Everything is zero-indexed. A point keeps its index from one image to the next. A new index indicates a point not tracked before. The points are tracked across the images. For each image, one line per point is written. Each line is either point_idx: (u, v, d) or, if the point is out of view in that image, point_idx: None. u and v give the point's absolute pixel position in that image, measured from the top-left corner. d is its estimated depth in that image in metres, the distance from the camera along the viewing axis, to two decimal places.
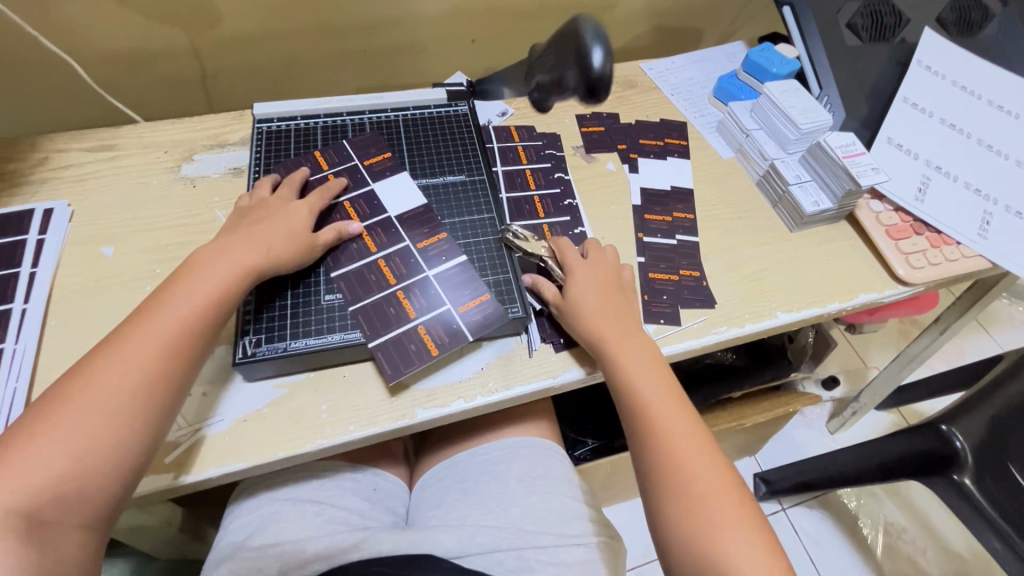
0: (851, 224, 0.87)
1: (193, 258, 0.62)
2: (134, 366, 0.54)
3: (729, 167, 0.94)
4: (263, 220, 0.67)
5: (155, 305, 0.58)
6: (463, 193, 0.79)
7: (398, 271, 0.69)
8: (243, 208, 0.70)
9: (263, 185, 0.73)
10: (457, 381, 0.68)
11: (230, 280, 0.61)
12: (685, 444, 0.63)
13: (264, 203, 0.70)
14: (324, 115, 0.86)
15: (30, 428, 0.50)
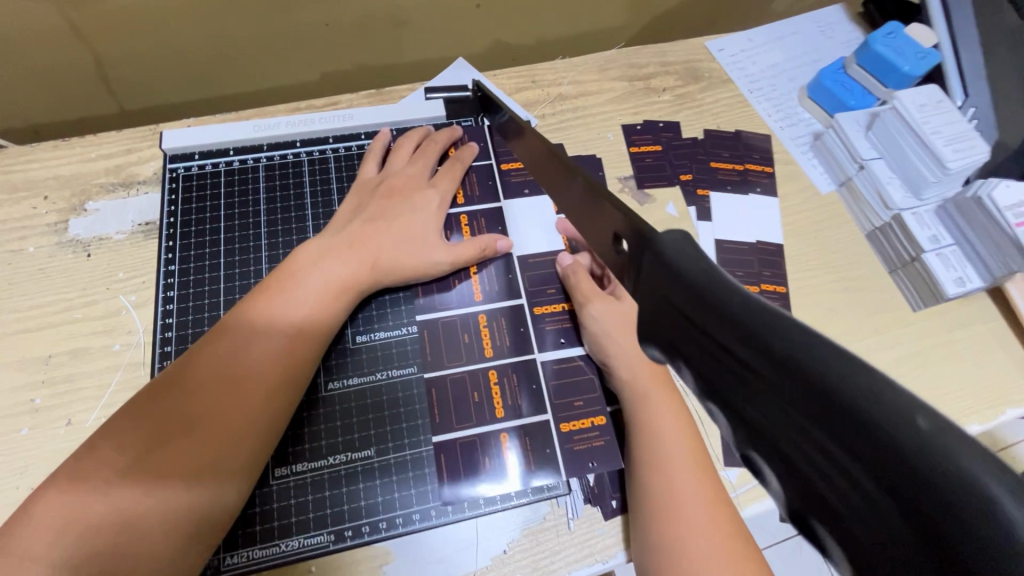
0: (996, 300, 0.64)
1: (294, 260, 0.49)
2: (225, 399, 0.42)
3: (830, 207, 0.70)
4: (387, 216, 0.53)
5: (238, 316, 0.46)
6: (486, 272, 0.55)
7: (497, 341, 0.54)
8: (371, 186, 0.56)
9: (376, 158, 0.58)
10: (467, 574, 0.48)
11: (332, 301, 0.48)
12: (705, 535, 0.43)
13: (392, 187, 0.55)
14: (268, 148, 0.59)
15: (102, 466, 0.38)
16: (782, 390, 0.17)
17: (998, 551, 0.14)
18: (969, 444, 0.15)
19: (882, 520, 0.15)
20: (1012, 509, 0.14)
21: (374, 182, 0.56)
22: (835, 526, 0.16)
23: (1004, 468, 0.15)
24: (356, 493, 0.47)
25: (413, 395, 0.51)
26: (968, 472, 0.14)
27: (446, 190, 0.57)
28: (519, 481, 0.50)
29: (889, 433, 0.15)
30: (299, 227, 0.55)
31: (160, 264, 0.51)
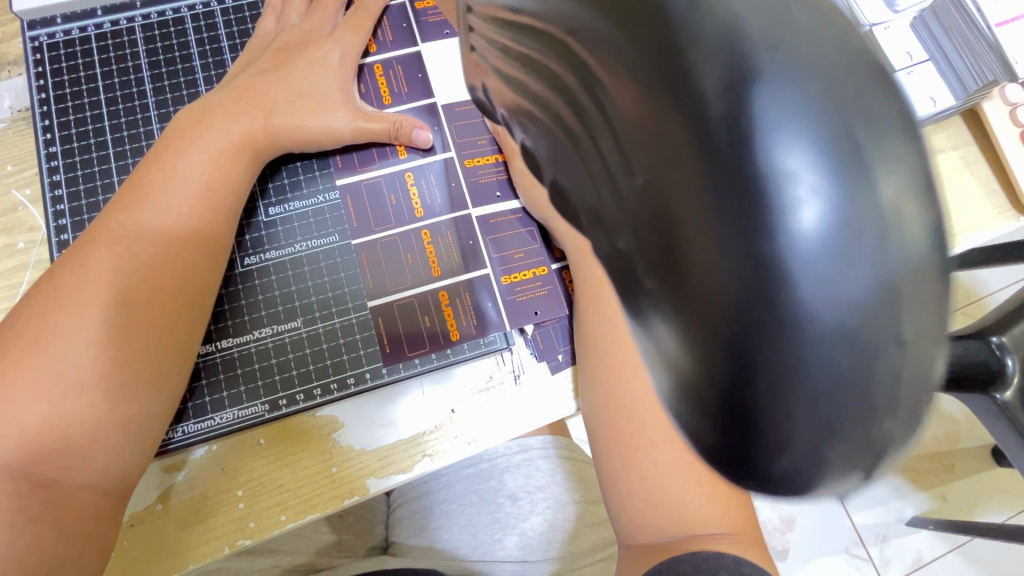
0: (966, 123, 0.60)
1: (176, 124, 0.44)
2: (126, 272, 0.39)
3: None
4: (286, 68, 0.47)
5: (129, 188, 0.41)
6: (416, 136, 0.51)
7: (427, 200, 0.50)
8: (264, 43, 0.49)
9: (272, 11, 0.51)
10: (418, 433, 0.48)
11: (226, 168, 0.44)
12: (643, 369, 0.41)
13: (290, 41, 0.49)
14: (142, 5, 0.51)
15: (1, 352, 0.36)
16: (528, 23, 0.14)
17: (720, 125, 0.12)
18: (748, 14, 0.12)
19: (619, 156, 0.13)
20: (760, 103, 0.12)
21: (270, 36, 0.49)
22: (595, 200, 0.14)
23: (805, 46, 0.12)
24: (289, 363, 0.47)
25: (338, 262, 0.48)
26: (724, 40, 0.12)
27: (353, 37, 0.50)
28: (460, 338, 0.49)
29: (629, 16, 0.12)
30: (191, 93, 0.49)
31: (35, 145, 0.46)
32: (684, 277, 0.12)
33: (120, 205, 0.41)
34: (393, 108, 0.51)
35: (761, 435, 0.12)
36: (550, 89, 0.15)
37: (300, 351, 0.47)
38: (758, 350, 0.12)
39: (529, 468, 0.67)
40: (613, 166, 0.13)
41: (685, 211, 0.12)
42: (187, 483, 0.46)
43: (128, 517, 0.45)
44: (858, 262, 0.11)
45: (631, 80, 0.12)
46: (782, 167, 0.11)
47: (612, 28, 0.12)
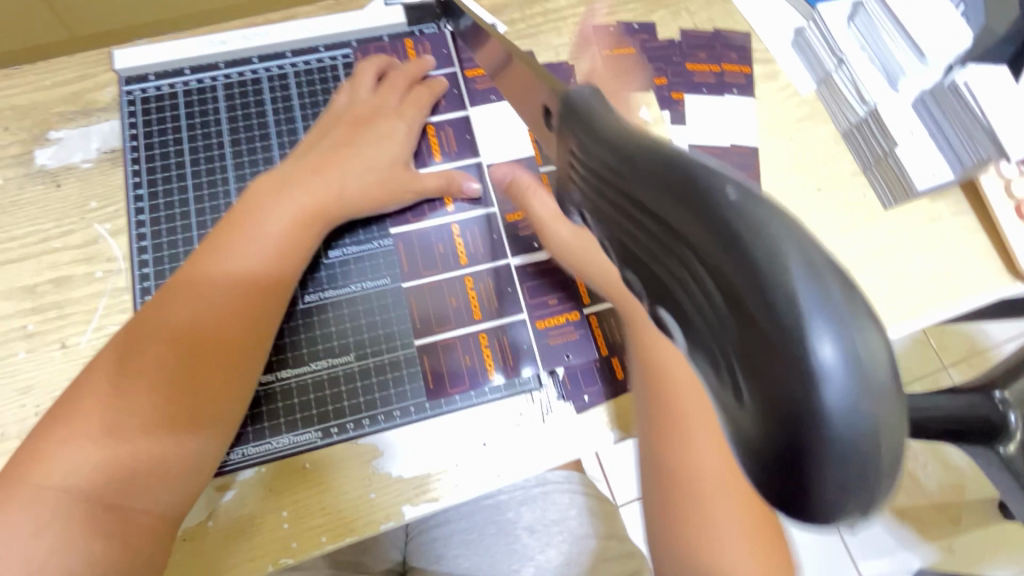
0: (965, 193, 0.65)
1: (261, 183, 0.50)
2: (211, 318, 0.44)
3: (808, 107, 0.68)
4: (357, 140, 0.53)
5: (215, 241, 0.47)
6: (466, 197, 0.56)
7: (471, 249, 0.55)
8: (339, 115, 0.55)
9: (347, 86, 0.57)
10: (452, 465, 0.52)
11: (302, 227, 0.49)
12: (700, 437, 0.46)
13: (362, 114, 0.55)
14: (225, 66, 0.57)
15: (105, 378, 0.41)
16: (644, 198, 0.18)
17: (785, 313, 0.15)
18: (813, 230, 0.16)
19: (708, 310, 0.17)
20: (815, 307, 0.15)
21: (344, 108, 0.55)
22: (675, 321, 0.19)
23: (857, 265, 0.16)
24: (340, 395, 0.51)
25: (390, 304, 0.53)
26: (759, 222, 0.16)
27: (415, 114, 0.56)
28: (496, 377, 0.53)
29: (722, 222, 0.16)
30: (264, 146, 0.55)
31: (126, 188, 0.52)
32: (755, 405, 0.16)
33: (207, 255, 0.46)
34: (443, 163, 0.57)
35: (810, 506, 0.16)
36: (652, 231, 0.18)
37: (351, 383, 0.51)
38: (801, 470, 0.16)
39: (547, 501, 0.70)
40: (695, 311, 0.17)
41: (759, 369, 0.16)
42: (237, 502, 0.50)
43: (181, 532, 0.49)
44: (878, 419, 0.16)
45: (719, 266, 0.16)
46: (811, 327, 0.15)
47: (707, 225, 0.16)
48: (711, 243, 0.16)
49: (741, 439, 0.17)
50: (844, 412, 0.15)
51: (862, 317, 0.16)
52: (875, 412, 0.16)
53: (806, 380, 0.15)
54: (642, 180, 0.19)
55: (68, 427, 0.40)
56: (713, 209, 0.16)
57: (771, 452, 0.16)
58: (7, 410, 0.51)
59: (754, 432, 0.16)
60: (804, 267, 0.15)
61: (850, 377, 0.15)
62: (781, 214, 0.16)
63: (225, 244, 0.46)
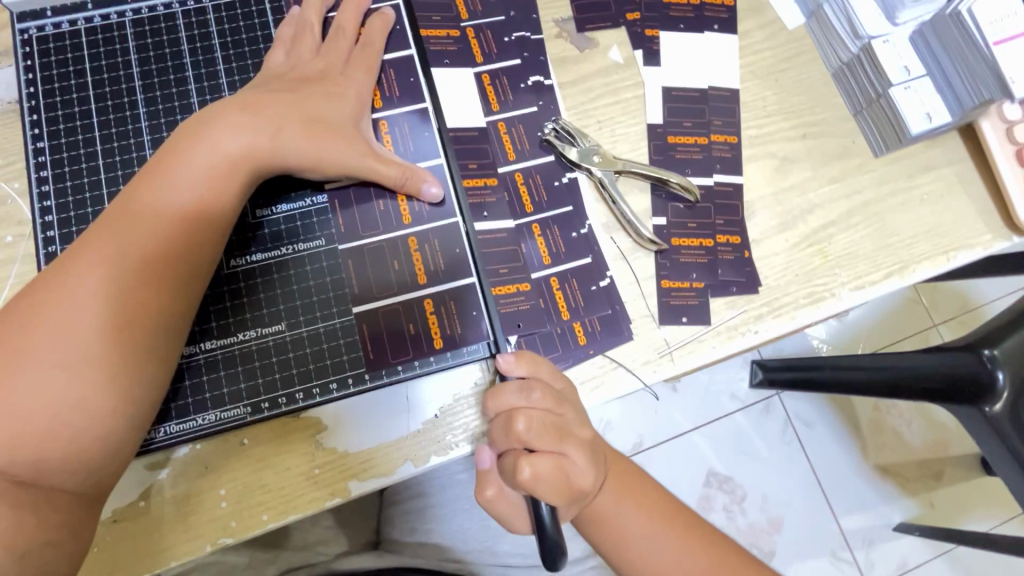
0: (962, 138, 0.59)
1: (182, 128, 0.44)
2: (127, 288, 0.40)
3: (796, 44, 0.61)
4: (298, 95, 0.47)
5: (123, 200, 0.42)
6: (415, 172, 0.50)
7: (416, 207, 0.50)
8: (277, 74, 0.49)
9: (282, 43, 0.50)
10: (398, 438, 0.49)
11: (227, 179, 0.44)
12: None
13: (304, 74, 0.49)
14: (133, 0, 0.50)
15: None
16: None
17: None
18: None
19: None
20: None
21: (281, 69, 0.49)
22: None
23: None
24: (272, 366, 0.47)
25: (324, 267, 0.48)
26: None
27: (364, 71, 0.51)
28: (442, 345, 0.49)
29: None
30: (180, 92, 0.49)
31: (22, 141, 0.46)
32: None
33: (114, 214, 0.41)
34: (384, 111, 0.52)
35: None
36: None
37: (282, 354, 0.47)
38: None
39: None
40: None
41: None
42: (170, 480, 0.47)
43: (109, 513, 0.46)
44: None
45: None
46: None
47: None
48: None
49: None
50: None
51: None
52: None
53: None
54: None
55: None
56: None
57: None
58: None
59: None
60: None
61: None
62: None
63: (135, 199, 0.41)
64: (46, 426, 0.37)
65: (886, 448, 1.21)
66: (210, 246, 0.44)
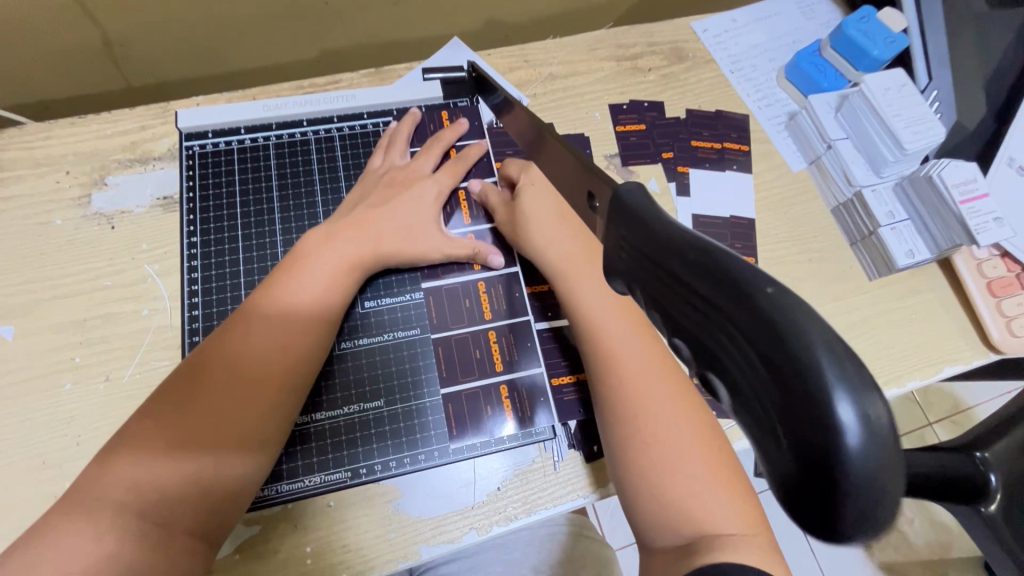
0: (942, 269, 0.71)
1: (305, 243, 0.55)
2: (249, 365, 0.48)
3: (800, 185, 0.75)
4: (392, 204, 0.59)
5: (255, 302, 0.51)
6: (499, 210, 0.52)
7: (495, 305, 0.61)
8: (374, 179, 0.61)
9: (381, 151, 0.63)
10: (468, 507, 0.55)
11: (339, 280, 0.54)
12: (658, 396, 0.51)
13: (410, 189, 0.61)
14: (276, 127, 0.63)
15: (149, 419, 0.45)
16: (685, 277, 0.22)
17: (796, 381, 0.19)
18: (815, 321, 0.19)
19: (755, 374, 0.20)
20: (823, 359, 0.18)
21: (377, 176, 0.61)
22: (719, 374, 0.22)
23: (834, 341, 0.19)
24: (369, 437, 0.55)
25: (420, 352, 0.58)
26: (785, 305, 0.19)
27: (445, 185, 0.62)
28: (511, 426, 0.57)
29: (740, 290, 0.20)
30: (309, 203, 0.61)
31: (182, 237, 0.57)
32: (799, 449, 0.19)
33: (247, 315, 0.50)
34: (470, 225, 0.64)
35: (837, 530, 0.19)
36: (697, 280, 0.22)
37: (379, 427, 0.55)
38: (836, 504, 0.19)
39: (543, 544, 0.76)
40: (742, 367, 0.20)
41: (794, 413, 0.19)
42: (266, 535, 0.53)
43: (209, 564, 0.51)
44: (877, 463, 0.18)
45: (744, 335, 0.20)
46: (828, 381, 0.18)
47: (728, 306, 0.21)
48: (742, 316, 0.20)
49: (776, 474, 0.20)
50: (862, 467, 0.18)
51: (866, 378, 0.18)
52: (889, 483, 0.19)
53: (830, 438, 0.18)
54: (689, 270, 0.22)
55: (122, 455, 0.43)
56: (748, 292, 0.20)
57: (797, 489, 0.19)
58: (51, 439, 0.54)
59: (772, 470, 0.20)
60: (818, 339, 0.19)
61: (860, 423, 0.18)
62: (788, 306, 0.19)
63: (269, 301, 0.51)
64: (188, 477, 0.44)
65: (890, 547, 1.25)
66: (326, 333, 0.53)
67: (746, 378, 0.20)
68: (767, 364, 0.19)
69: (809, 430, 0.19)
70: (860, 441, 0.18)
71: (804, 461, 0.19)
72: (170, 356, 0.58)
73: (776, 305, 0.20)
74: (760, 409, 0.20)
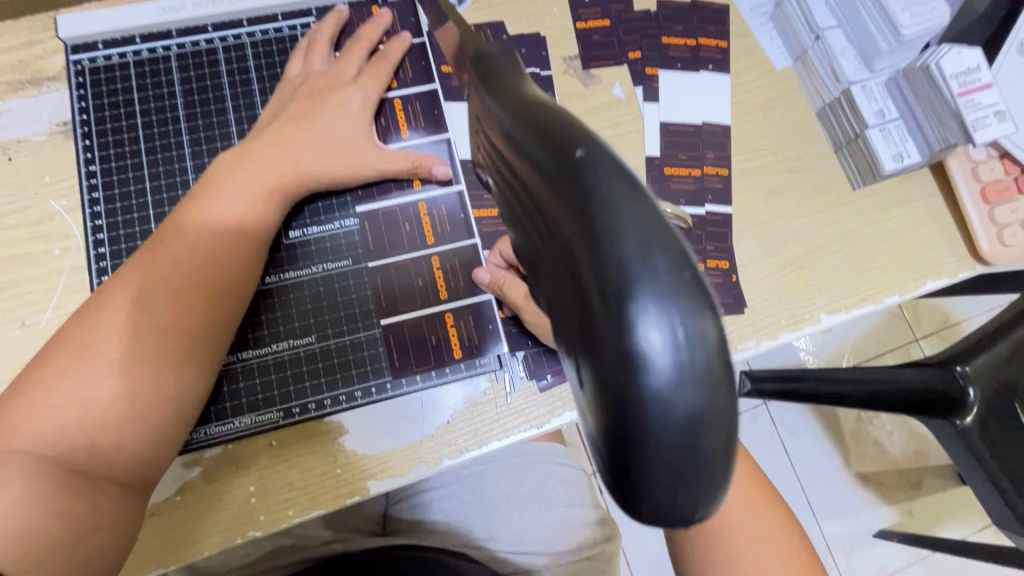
0: (934, 174, 0.65)
1: (214, 166, 0.50)
2: (159, 307, 0.45)
3: (784, 85, 0.67)
4: (313, 114, 0.52)
5: (169, 229, 0.47)
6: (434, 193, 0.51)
7: (438, 228, 0.55)
8: (293, 87, 0.54)
9: (300, 53, 0.55)
10: (414, 442, 0.53)
11: (255, 208, 0.49)
12: None
13: (327, 94, 0.53)
14: (176, 34, 0.55)
15: (56, 366, 0.42)
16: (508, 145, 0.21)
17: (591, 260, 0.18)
18: (610, 184, 0.18)
19: (556, 247, 0.20)
20: (625, 232, 0.18)
21: (295, 83, 0.54)
22: (538, 258, 0.21)
23: (649, 216, 0.18)
24: (303, 375, 0.52)
25: (353, 283, 0.53)
26: (597, 188, 0.18)
27: (375, 91, 0.55)
28: (458, 356, 0.54)
29: (548, 152, 0.19)
30: (220, 121, 0.54)
31: (77, 165, 0.51)
32: (587, 329, 0.18)
33: (162, 241, 0.47)
34: (410, 139, 0.57)
35: (627, 436, 0.18)
36: (514, 144, 0.21)
37: (312, 363, 0.52)
38: (615, 397, 0.18)
39: (548, 475, 0.75)
40: (551, 239, 0.20)
41: (586, 292, 0.18)
42: (206, 476, 0.51)
43: (149, 507, 0.50)
44: (674, 362, 0.17)
45: (551, 198, 0.19)
46: (633, 278, 0.17)
47: (534, 168, 0.20)
48: (550, 205, 0.19)
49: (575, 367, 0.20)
50: (667, 384, 0.17)
51: (676, 266, 0.17)
52: (699, 413, 0.17)
53: (633, 364, 0.17)
54: (509, 135, 0.21)
55: (29, 398, 0.42)
56: (569, 176, 0.19)
57: (605, 422, 0.19)
58: None
59: (594, 416, 0.19)
60: (629, 221, 0.18)
61: (669, 330, 0.17)
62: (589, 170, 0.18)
63: (180, 234, 0.47)
64: (101, 430, 0.42)
65: (867, 457, 1.29)
66: (246, 268, 0.49)
67: (553, 256, 0.20)
68: (566, 234, 0.19)
69: (599, 312, 0.18)
70: (659, 335, 0.17)
71: (591, 343, 0.18)
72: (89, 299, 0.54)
73: (576, 166, 0.19)
74: (564, 286, 0.20)
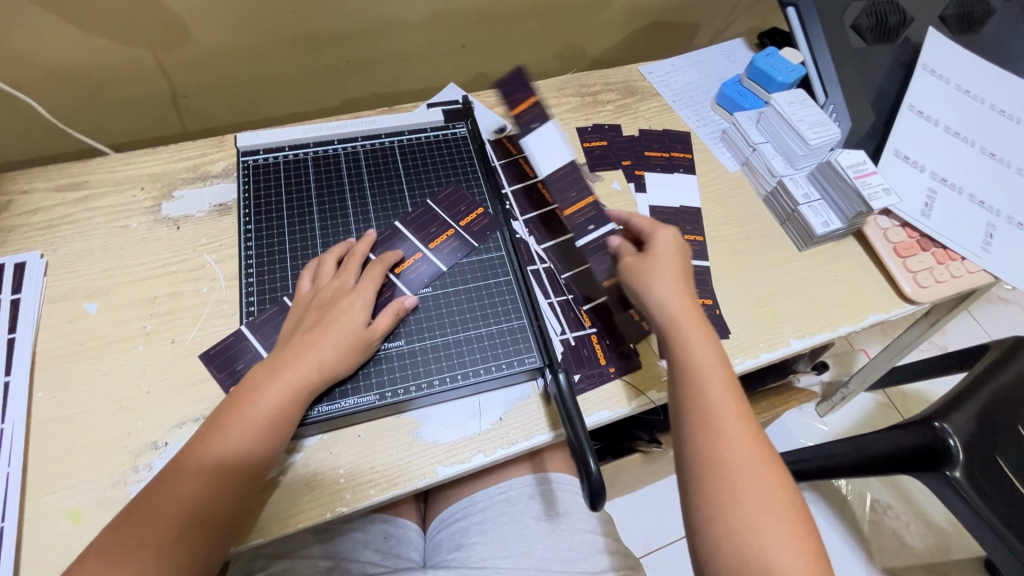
0: (858, 240, 0.86)
1: (251, 375, 0.61)
2: (193, 493, 0.54)
3: (736, 181, 0.92)
4: (323, 322, 0.64)
5: (213, 427, 0.57)
6: (479, 266, 0.74)
7: (493, 267, 0.75)
8: (306, 302, 0.67)
9: (308, 274, 0.70)
10: (474, 435, 0.66)
11: (281, 407, 0.59)
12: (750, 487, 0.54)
13: (324, 297, 0.67)
14: (314, 145, 0.82)
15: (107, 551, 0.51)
16: None
17: None
18: None
19: None
20: None
21: (306, 298, 0.67)
22: None
23: None
24: (391, 370, 0.66)
25: (441, 303, 0.71)
26: None
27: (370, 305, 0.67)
28: (510, 361, 0.69)
29: None
30: (340, 197, 0.78)
31: (240, 224, 0.73)
32: None
33: (191, 461, 0.55)
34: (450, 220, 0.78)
35: None
36: None
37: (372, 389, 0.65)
38: None
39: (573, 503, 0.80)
40: None
41: None
42: (305, 460, 0.62)
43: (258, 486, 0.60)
44: None
45: None
46: None
47: None
48: None
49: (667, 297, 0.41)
50: None
51: None
52: None
53: None
54: None
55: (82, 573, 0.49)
56: None
57: None
58: (125, 388, 0.65)
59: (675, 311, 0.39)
60: None
61: None
62: None
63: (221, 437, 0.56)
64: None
65: (889, 548, 1.36)
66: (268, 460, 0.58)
67: None
68: None
69: None
70: None
71: None
72: (226, 322, 0.70)
73: None
74: None
